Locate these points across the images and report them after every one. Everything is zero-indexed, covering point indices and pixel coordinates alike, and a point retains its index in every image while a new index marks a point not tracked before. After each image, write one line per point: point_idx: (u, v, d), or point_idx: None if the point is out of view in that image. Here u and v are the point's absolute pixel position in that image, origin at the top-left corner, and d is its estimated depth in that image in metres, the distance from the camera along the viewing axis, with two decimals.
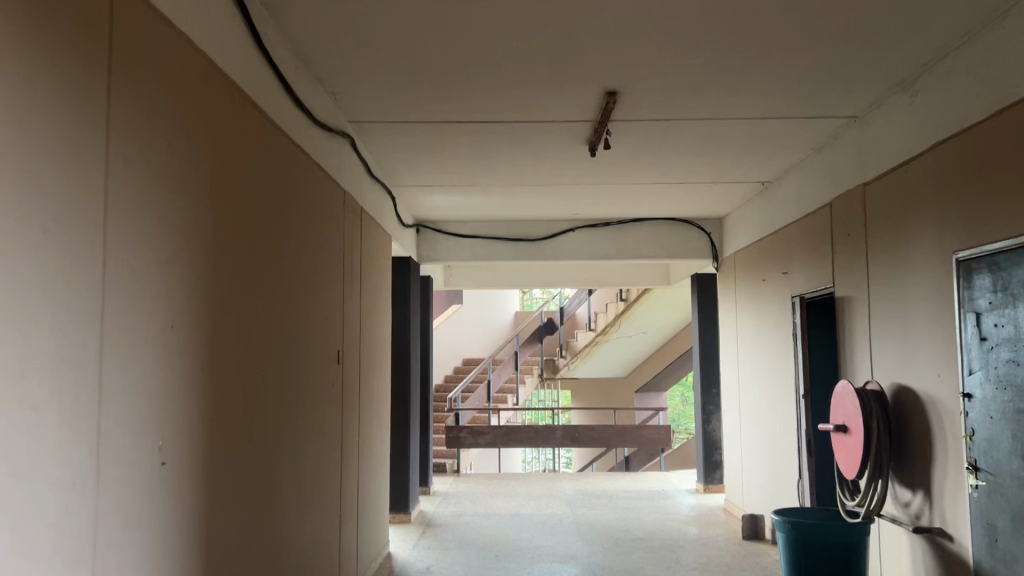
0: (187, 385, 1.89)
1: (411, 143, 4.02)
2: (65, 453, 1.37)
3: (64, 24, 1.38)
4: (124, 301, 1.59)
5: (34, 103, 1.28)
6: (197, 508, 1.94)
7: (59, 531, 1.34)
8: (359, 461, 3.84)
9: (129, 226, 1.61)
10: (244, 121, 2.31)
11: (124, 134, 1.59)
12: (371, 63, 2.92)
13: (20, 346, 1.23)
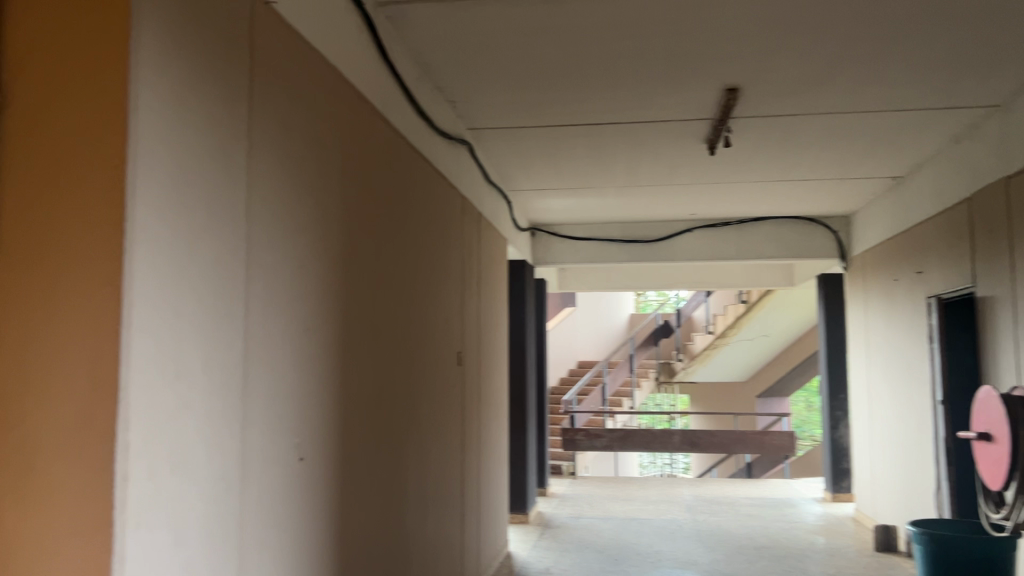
0: (321, 385, 1.97)
1: (528, 147, 4.07)
2: (215, 447, 1.45)
3: (214, 43, 1.47)
4: (266, 304, 1.68)
5: (189, 122, 1.37)
6: (331, 504, 2.01)
7: (210, 521, 1.43)
8: (479, 463, 3.89)
9: (270, 235, 1.70)
10: (371, 133, 2.40)
11: (265, 146, 1.69)
12: (490, 69, 2.97)
13: (174, 346, 1.32)
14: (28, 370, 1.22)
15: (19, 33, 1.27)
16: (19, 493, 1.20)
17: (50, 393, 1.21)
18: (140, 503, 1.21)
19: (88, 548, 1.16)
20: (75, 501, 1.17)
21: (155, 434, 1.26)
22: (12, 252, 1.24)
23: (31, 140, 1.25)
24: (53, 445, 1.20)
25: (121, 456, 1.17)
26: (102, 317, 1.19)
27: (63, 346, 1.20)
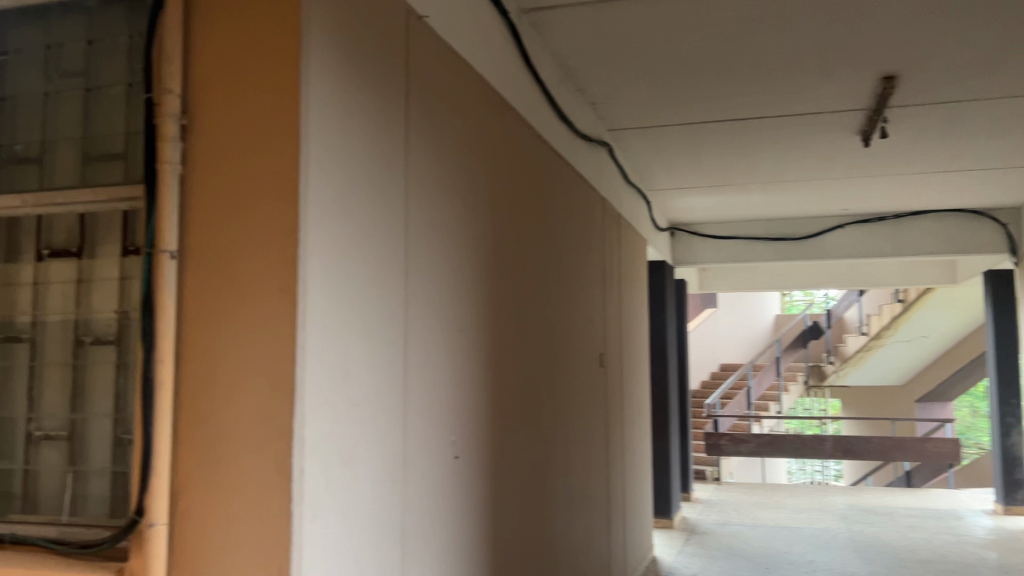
0: (474, 385, 2.01)
1: (669, 147, 4.02)
2: (379, 446, 1.51)
3: (374, 61, 1.54)
4: (422, 308, 1.74)
5: (351, 135, 1.44)
6: (484, 501, 2.06)
7: (376, 515, 1.49)
8: (623, 466, 3.88)
9: (425, 240, 1.76)
10: (516, 138, 2.44)
11: (420, 157, 1.75)
12: (633, 69, 2.95)
13: (343, 347, 1.39)
14: (212, 371, 1.30)
15: (199, 55, 1.36)
16: (206, 485, 1.28)
17: (233, 392, 1.28)
18: (316, 497, 1.28)
19: (271, 538, 1.23)
20: (259, 494, 1.25)
21: (327, 431, 1.32)
22: (196, 261, 1.32)
23: (211, 155, 1.34)
24: (235, 441, 1.27)
25: (298, 452, 1.24)
26: (280, 320, 1.26)
27: (243, 347, 1.28)
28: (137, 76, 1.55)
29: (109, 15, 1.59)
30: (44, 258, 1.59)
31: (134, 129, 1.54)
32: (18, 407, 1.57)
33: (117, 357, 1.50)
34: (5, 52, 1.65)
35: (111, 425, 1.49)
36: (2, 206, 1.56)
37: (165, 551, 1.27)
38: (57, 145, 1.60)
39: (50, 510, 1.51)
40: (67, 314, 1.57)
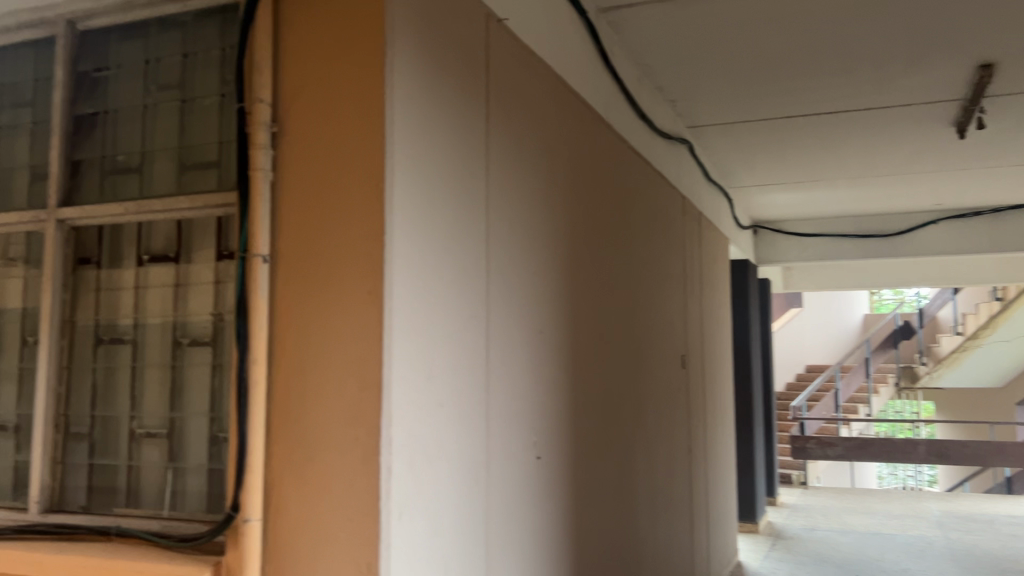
0: (554, 387, 2.01)
1: (752, 143, 3.94)
2: (463, 446, 1.53)
3: (455, 64, 1.56)
4: (503, 309, 1.75)
5: (432, 140, 1.46)
6: (566, 503, 2.05)
7: (461, 513, 1.51)
8: (707, 469, 3.81)
9: (506, 241, 1.78)
10: (595, 139, 2.43)
11: (501, 158, 1.76)
12: (713, 66, 2.91)
13: (426, 348, 1.41)
14: (302, 372, 1.33)
15: (288, 65, 1.40)
16: (297, 483, 1.32)
17: (323, 392, 1.31)
18: (402, 495, 1.30)
19: (359, 535, 1.25)
20: (347, 492, 1.27)
21: (413, 431, 1.35)
22: (286, 265, 1.36)
23: (300, 161, 1.38)
24: (324, 441, 1.30)
25: (385, 451, 1.26)
26: (367, 322, 1.29)
27: (332, 348, 1.31)
28: (229, 87, 1.61)
29: (202, 29, 1.65)
30: (144, 263, 1.67)
31: (226, 138, 1.60)
32: (121, 406, 1.64)
33: (213, 358, 1.56)
34: (108, 68, 1.73)
35: (207, 424, 1.55)
36: (104, 215, 1.64)
37: (259, 546, 1.31)
38: (155, 155, 1.67)
39: (151, 505, 1.57)
40: (166, 317, 1.64)
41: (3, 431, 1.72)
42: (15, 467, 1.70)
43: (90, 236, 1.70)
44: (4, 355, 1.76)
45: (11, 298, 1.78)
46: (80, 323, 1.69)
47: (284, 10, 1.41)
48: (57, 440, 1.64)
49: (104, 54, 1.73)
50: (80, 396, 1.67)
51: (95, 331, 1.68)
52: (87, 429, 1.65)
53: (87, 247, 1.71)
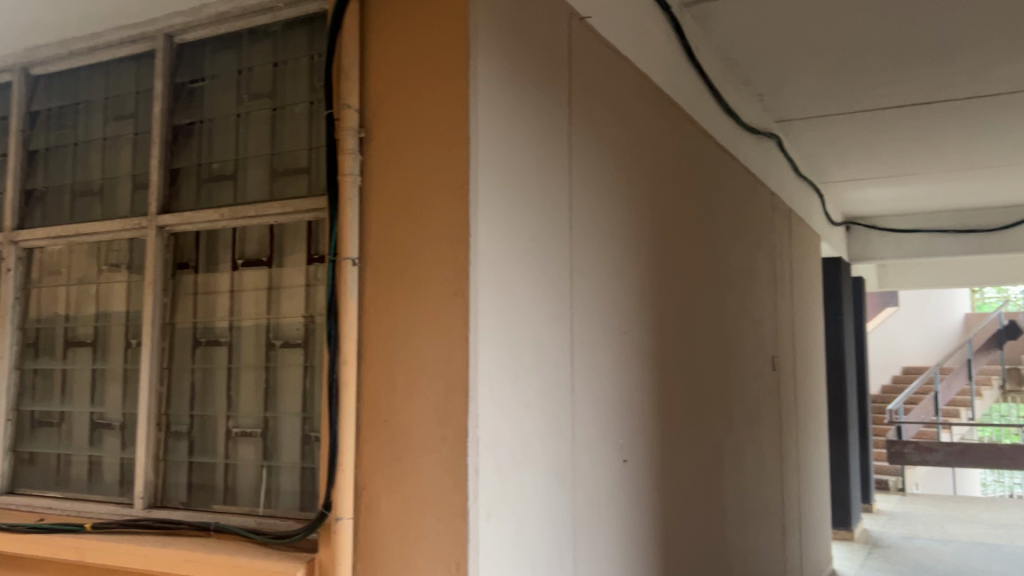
0: (640, 389, 1.99)
1: (843, 136, 3.81)
2: (549, 448, 1.52)
3: (538, 65, 1.55)
4: (588, 310, 1.73)
5: (516, 141, 1.46)
6: (653, 507, 2.02)
7: (548, 517, 1.50)
8: (799, 474, 3.70)
9: (590, 241, 1.76)
10: (680, 136, 2.39)
11: (584, 158, 1.75)
12: (803, 57, 2.82)
13: (512, 349, 1.41)
14: (390, 373, 1.35)
15: (374, 71, 1.42)
16: (387, 483, 1.33)
17: (410, 393, 1.32)
18: (490, 496, 1.30)
19: (448, 537, 1.25)
20: (434, 493, 1.28)
21: (500, 433, 1.35)
22: (375, 268, 1.38)
23: (386, 165, 1.39)
24: (413, 442, 1.31)
25: (471, 452, 1.27)
26: (454, 323, 1.29)
27: (418, 350, 1.32)
28: (318, 94, 1.65)
29: (292, 39, 1.69)
30: (239, 268, 1.72)
31: (315, 145, 1.63)
32: (218, 406, 1.69)
33: (304, 359, 1.60)
34: (203, 78, 1.80)
35: (300, 424, 1.59)
36: (202, 221, 1.69)
37: (351, 545, 1.33)
38: (249, 162, 1.72)
39: (248, 502, 1.62)
40: (259, 319, 1.69)
41: (110, 428, 1.81)
42: (121, 464, 1.78)
43: (188, 241, 1.76)
44: (111, 355, 1.84)
45: (116, 301, 1.86)
46: (179, 325, 1.76)
47: (371, 16, 1.43)
48: (159, 439, 1.71)
49: (200, 66, 1.80)
50: (180, 396, 1.73)
51: (193, 333, 1.74)
52: (186, 429, 1.71)
53: (184, 252, 1.77)
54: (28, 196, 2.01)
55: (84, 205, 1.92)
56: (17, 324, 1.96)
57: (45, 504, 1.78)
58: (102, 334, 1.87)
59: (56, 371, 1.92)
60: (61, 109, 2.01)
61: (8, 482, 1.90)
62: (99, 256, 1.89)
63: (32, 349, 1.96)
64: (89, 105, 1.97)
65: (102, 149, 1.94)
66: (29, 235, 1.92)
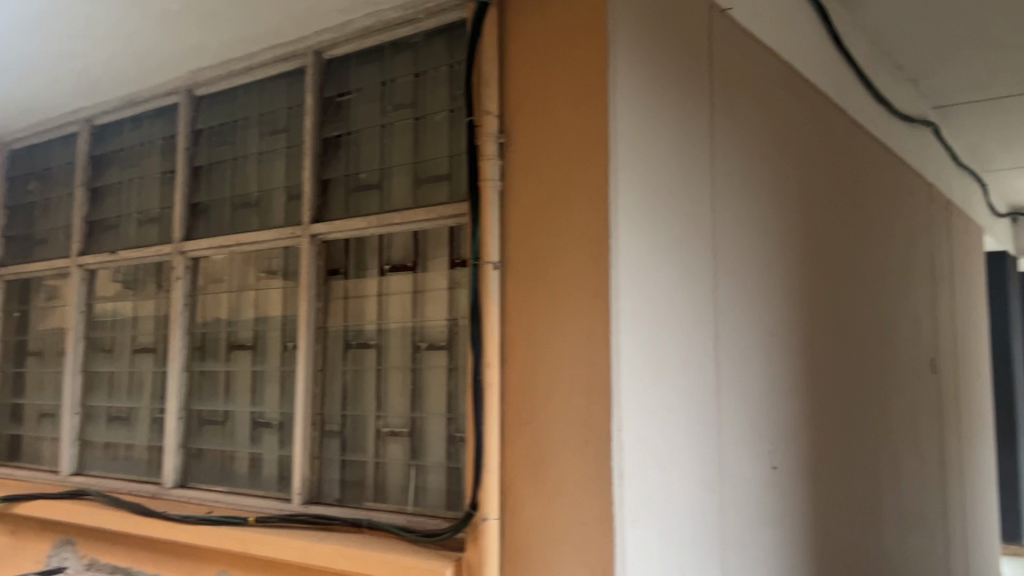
0: (789, 393, 1.91)
1: (1009, 121, 3.53)
2: (696, 452, 1.49)
3: (677, 60, 1.52)
4: (734, 311, 1.69)
5: (655, 139, 1.44)
6: (805, 516, 1.94)
7: (696, 523, 1.47)
8: (963, 484, 3.46)
9: (735, 240, 1.71)
10: (828, 128, 2.29)
11: (727, 153, 1.70)
12: (963, 38, 2.63)
13: (654, 350, 1.38)
14: (532, 375, 1.35)
15: (512, 76, 1.43)
16: (532, 484, 1.33)
17: (551, 395, 1.32)
18: (635, 501, 1.28)
19: (593, 540, 1.24)
20: (579, 496, 1.26)
21: (644, 436, 1.33)
22: (516, 270, 1.39)
23: (526, 168, 1.40)
24: (556, 444, 1.31)
25: (616, 456, 1.25)
26: (596, 324, 1.28)
27: (559, 352, 1.32)
28: (458, 102, 1.68)
29: (432, 48, 1.73)
30: (386, 273, 1.78)
31: (456, 151, 1.67)
32: (368, 406, 1.76)
33: (448, 361, 1.64)
34: (350, 91, 1.87)
35: (445, 424, 1.62)
36: (350, 229, 1.76)
37: (498, 545, 1.34)
38: (393, 171, 1.78)
39: (397, 500, 1.67)
40: (405, 322, 1.73)
41: (269, 427, 1.91)
42: (280, 460, 1.87)
43: (338, 248, 1.84)
44: (269, 357, 1.95)
45: (272, 306, 1.96)
46: (331, 328, 1.84)
47: (509, 22, 1.45)
48: (315, 437, 1.79)
49: (346, 80, 1.88)
50: (333, 396, 1.81)
51: (344, 336, 1.82)
52: (339, 427, 1.79)
53: (335, 258, 1.85)
54: (194, 209, 2.15)
55: (243, 216, 2.04)
56: (185, 329, 2.10)
57: (212, 497, 1.90)
58: (260, 338, 1.98)
59: (220, 373, 2.04)
60: (221, 127, 2.14)
61: (180, 476, 2.04)
62: (257, 265, 2.01)
63: (199, 352, 2.09)
64: (246, 122, 2.09)
65: (258, 162, 2.05)
66: (196, 246, 2.07)
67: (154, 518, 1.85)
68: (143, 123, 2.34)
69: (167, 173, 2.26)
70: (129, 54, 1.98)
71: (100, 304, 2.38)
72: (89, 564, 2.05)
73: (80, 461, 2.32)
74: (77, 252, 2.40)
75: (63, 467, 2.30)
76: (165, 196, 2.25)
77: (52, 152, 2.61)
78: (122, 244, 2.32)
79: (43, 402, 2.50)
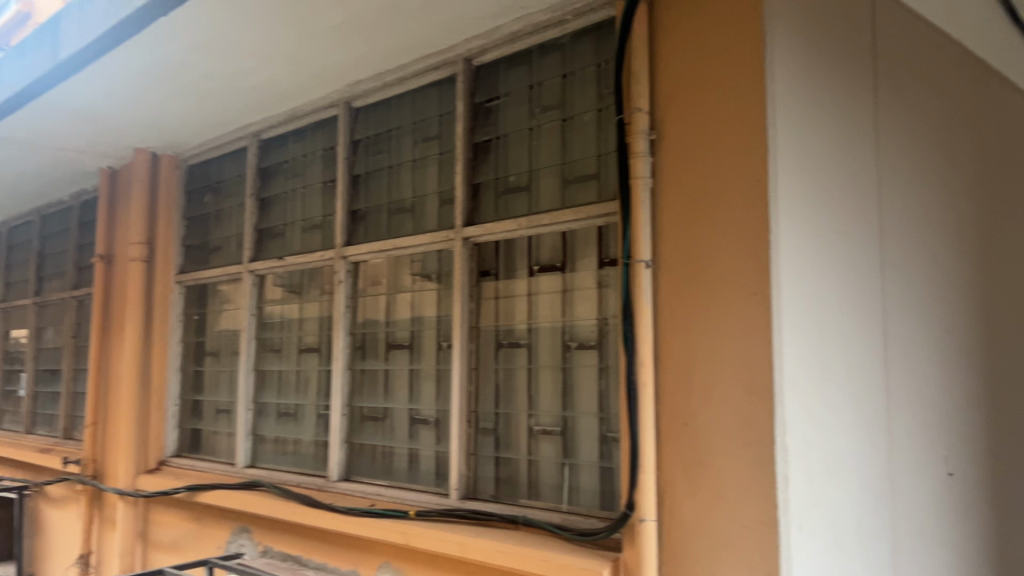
0: (964, 394, 1.79)
1: None
2: (864, 456, 1.42)
3: (838, 46, 1.46)
4: (903, 306, 1.60)
5: (816, 130, 1.38)
6: (984, 527, 1.81)
7: (866, 529, 1.40)
8: None
9: (903, 230, 1.62)
10: (1003, 110, 2.12)
11: (893, 140, 1.62)
12: None
13: (819, 349, 1.33)
14: (689, 376, 1.33)
15: (663, 72, 1.42)
16: (691, 485, 1.31)
17: (709, 396, 1.29)
18: (801, 506, 1.23)
19: (755, 546, 1.21)
20: (740, 500, 1.23)
21: (809, 439, 1.28)
22: (669, 268, 1.37)
23: (679, 164, 1.38)
24: (716, 445, 1.28)
25: (779, 459, 1.21)
26: (755, 323, 1.24)
27: (717, 351, 1.29)
28: (606, 101, 1.68)
29: (579, 49, 1.74)
30: (535, 274, 1.79)
31: (605, 150, 1.66)
32: (521, 404, 1.78)
33: (600, 361, 1.63)
34: (498, 96, 1.91)
35: (597, 423, 1.62)
36: (500, 230, 1.79)
37: (656, 546, 1.32)
38: (541, 172, 1.79)
39: (552, 499, 1.69)
40: (555, 321, 1.74)
41: (426, 423, 1.97)
42: (437, 457, 1.93)
43: (488, 250, 1.88)
44: (424, 356, 2.01)
45: (427, 307, 2.03)
46: (483, 327, 1.87)
47: (659, 18, 1.44)
48: (469, 434, 1.84)
49: (495, 85, 1.92)
50: (486, 394, 1.85)
51: (496, 335, 1.85)
52: (492, 425, 1.82)
53: (486, 260, 1.88)
54: (353, 215, 2.26)
55: (399, 221, 2.12)
56: (347, 330, 2.20)
57: (375, 490, 1.99)
58: (417, 337, 2.05)
59: (380, 371, 2.13)
60: (376, 137, 2.23)
61: (344, 469, 2.15)
62: (412, 267, 2.08)
63: (360, 351, 2.19)
64: (399, 130, 2.16)
65: (412, 169, 2.12)
66: (356, 251, 2.18)
67: (322, 509, 1.96)
68: (305, 135, 2.48)
69: (327, 182, 2.38)
70: (293, 69, 2.11)
71: (269, 307, 2.54)
72: (264, 550, 2.20)
73: (254, 453, 2.49)
74: (248, 259, 2.58)
75: (238, 459, 2.47)
76: (326, 204, 2.37)
77: (224, 166, 2.80)
78: (288, 250, 2.46)
79: (220, 399, 2.69)
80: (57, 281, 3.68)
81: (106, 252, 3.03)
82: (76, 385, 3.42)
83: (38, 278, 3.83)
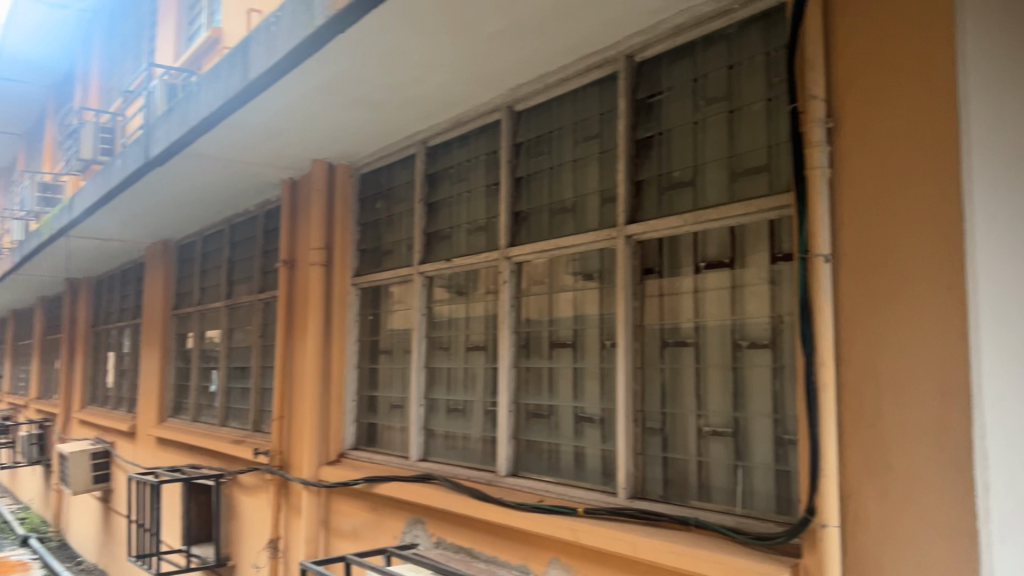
0: None
1: None
2: None
3: None
4: None
5: (1013, 111, 1.27)
6: None
7: None
8: None
9: None
10: None
11: None
12: None
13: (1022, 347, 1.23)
14: (874, 376, 1.26)
15: (839, 57, 1.35)
16: (877, 491, 1.24)
17: (898, 397, 1.22)
18: (1004, 518, 1.14)
19: (953, 558, 1.13)
20: (935, 507, 1.15)
21: (1012, 445, 1.18)
22: (851, 262, 1.30)
23: (859, 152, 1.31)
24: (905, 449, 1.20)
25: (980, 465, 1.11)
26: (950, 319, 1.16)
27: (906, 350, 1.21)
28: (777, 90, 1.62)
29: (746, 38, 1.69)
30: (701, 271, 1.75)
31: (775, 142, 1.61)
32: (689, 404, 1.75)
33: (773, 361, 1.58)
34: (661, 92, 1.88)
35: (771, 425, 1.57)
36: (665, 227, 1.77)
37: (840, 554, 1.26)
38: (707, 167, 1.75)
39: (723, 502, 1.65)
40: (724, 320, 1.70)
41: (591, 422, 1.98)
42: (603, 455, 1.94)
43: (652, 248, 1.85)
44: (588, 355, 2.02)
45: (589, 305, 2.03)
46: (648, 326, 1.85)
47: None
48: (637, 433, 1.82)
49: (658, 80, 1.89)
50: (652, 392, 1.83)
51: (661, 334, 1.82)
52: (659, 424, 1.80)
53: (650, 258, 1.86)
54: (517, 217, 2.29)
55: (560, 221, 2.13)
56: (513, 328, 2.24)
57: (542, 486, 2.02)
58: (580, 336, 2.05)
59: (545, 368, 2.15)
60: (538, 138, 2.26)
61: (512, 465, 2.19)
62: (574, 266, 2.09)
63: (524, 349, 2.22)
64: (560, 131, 2.18)
65: (573, 169, 2.13)
66: (520, 252, 2.21)
67: (492, 504, 2.01)
68: (469, 141, 2.55)
69: (491, 185, 2.43)
70: (459, 77, 2.18)
71: (438, 307, 2.63)
72: (437, 541, 2.28)
73: (426, 448, 2.58)
74: (418, 261, 2.68)
75: (412, 453, 2.57)
76: (491, 207, 2.42)
77: (394, 173, 2.93)
78: (455, 252, 2.54)
79: (393, 395, 2.82)
80: (245, 284, 3.98)
81: (289, 257, 3.25)
82: (264, 382, 3.69)
83: (229, 282, 4.15)
